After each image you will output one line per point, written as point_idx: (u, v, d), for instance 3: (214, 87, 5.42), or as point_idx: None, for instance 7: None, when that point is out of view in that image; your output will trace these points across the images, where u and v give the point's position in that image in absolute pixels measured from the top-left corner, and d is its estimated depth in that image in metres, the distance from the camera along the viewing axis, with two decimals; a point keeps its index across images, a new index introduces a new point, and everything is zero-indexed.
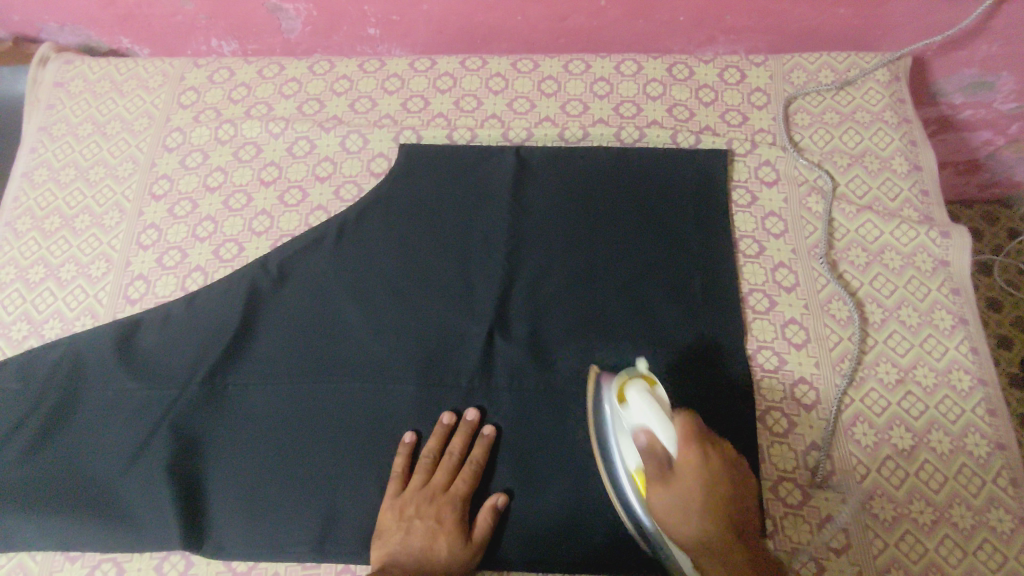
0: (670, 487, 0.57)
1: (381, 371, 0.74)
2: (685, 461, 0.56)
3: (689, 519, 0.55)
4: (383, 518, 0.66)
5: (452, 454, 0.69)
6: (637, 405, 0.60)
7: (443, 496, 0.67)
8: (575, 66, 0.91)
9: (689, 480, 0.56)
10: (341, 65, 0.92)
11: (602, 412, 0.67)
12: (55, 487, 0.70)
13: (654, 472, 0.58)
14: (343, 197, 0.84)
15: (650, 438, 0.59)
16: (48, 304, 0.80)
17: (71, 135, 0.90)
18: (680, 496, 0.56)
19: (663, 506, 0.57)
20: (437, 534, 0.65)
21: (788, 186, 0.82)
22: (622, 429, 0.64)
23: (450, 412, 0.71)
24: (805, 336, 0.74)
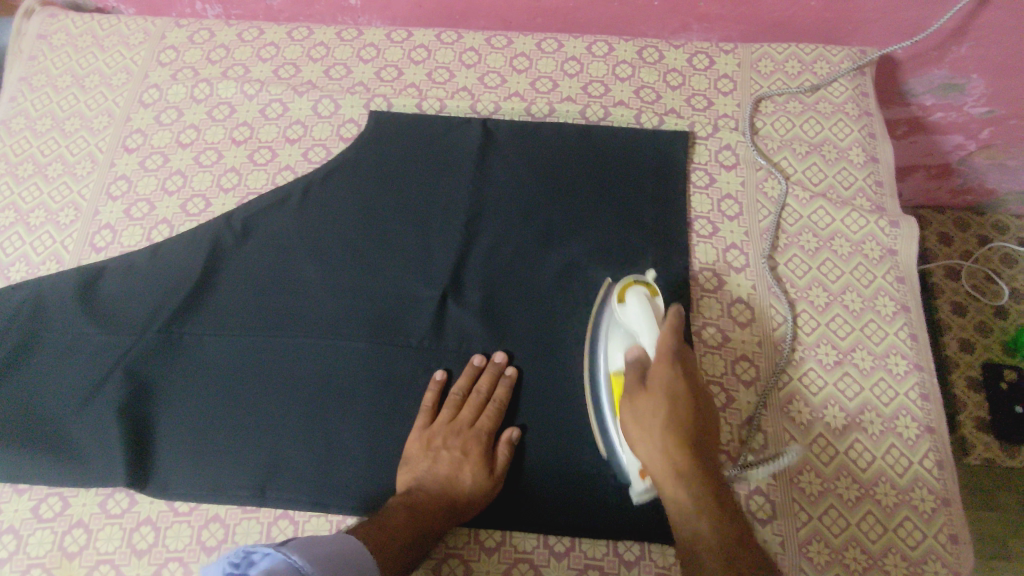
0: (642, 392, 0.60)
1: (333, 329, 0.76)
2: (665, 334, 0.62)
3: (652, 437, 0.58)
4: (410, 449, 0.69)
5: (479, 393, 0.71)
6: (635, 309, 0.66)
7: (468, 431, 0.69)
8: (548, 44, 0.92)
9: (657, 398, 0.58)
10: (319, 32, 0.94)
11: (602, 318, 0.72)
12: (11, 422, 0.72)
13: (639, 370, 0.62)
14: (311, 159, 0.86)
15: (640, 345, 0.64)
16: (16, 248, 0.82)
17: (50, 86, 0.91)
18: (648, 409, 0.59)
19: (635, 416, 0.60)
20: (461, 466, 0.67)
21: (746, 171, 0.84)
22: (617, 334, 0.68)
23: (480, 354, 0.74)
24: (750, 315, 0.76)
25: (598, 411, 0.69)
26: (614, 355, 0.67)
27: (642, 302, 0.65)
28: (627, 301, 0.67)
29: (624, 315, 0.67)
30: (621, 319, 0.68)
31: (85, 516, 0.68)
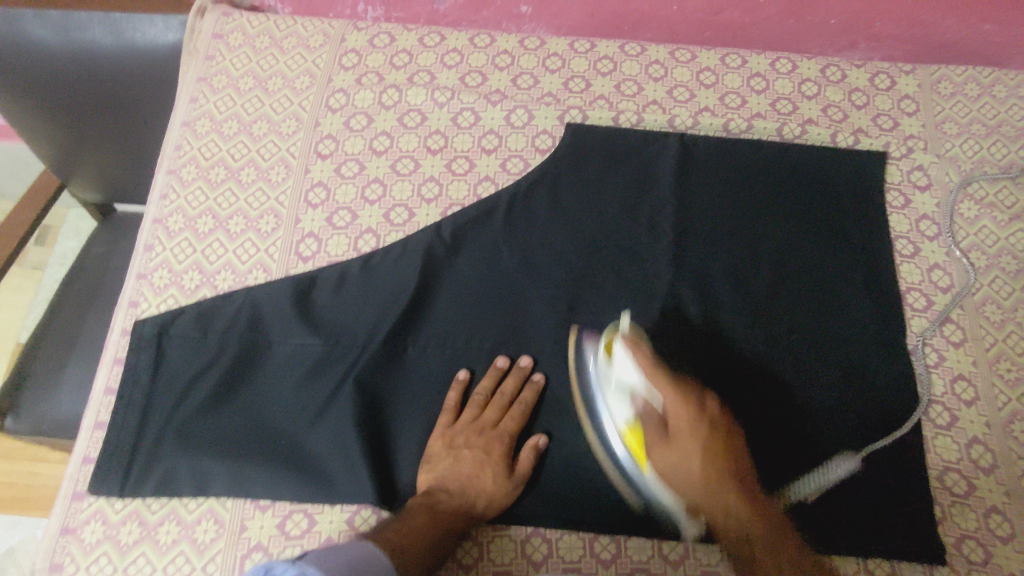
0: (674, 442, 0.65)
1: (571, 354, 0.77)
2: (680, 409, 0.65)
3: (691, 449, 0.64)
4: (433, 444, 0.72)
5: (503, 395, 0.74)
6: (626, 363, 0.67)
7: (491, 431, 0.73)
8: (732, 60, 0.93)
9: (689, 442, 0.65)
10: (502, 40, 0.92)
11: (585, 366, 0.73)
12: (242, 438, 0.71)
13: (656, 435, 0.66)
14: (510, 171, 0.85)
15: (645, 398, 0.67)
16: (219, 256, 0.80)
17: (232, 88, 0.88)
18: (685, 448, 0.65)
19: (664, 462, 0.65)
20: (484, 466, 0.70)
21: (940, 193, 0.86)
22: (606, 387, 0.70)
23: (529, 356, 0.76)
24: (962, 335, 0.78)
25: (597, 430, 0.71)
26: (608, 372, 0.70)
27: (630, 343, 0.68)
28: (615, 357, 0.69)
29: (614, 373, 0.69)
30: (612, 373, 0.69)
31: (335, 533, 0.69)
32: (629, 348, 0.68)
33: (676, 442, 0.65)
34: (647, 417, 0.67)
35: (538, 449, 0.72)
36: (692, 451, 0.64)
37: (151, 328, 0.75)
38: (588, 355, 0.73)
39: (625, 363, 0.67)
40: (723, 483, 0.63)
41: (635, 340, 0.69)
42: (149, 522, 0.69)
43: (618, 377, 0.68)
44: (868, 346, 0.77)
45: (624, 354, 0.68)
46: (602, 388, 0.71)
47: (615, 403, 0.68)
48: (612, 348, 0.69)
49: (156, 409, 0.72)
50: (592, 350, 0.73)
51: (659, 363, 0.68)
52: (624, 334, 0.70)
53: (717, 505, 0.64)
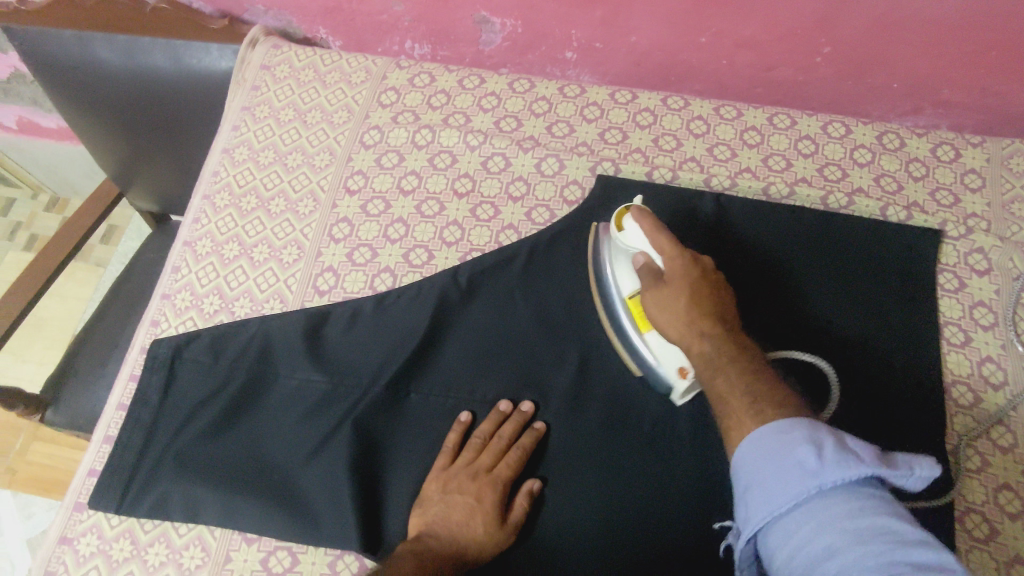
0: (660, 290, 0.64)
1: (575, 416, 0.73)
2: (672, 258, 0.65)
3: (676, 310, 0.62)
4: (428, 489, 0.69)
5: (501, 438, 0.71)
6: (636, 231, 0.68)
7: (486, 476, 0.70)
8: (780, 120, 0.89)
9: (680, 289, 0.63)
10: (541, 86, 0.92)
11: (602, 259, 0.74)
12: (237, 468, 0.72)
13: (648, 281, 0.66)
14: (535, 220, 0.84)
15: (647, 258, 0.67)
16: (240, 283, 0.81)
17: (273, 118, 0.91)
18: (669, 301, 0.63)
19: (658, 308, 0.64)
20: (475, 513, 0.67)
21: (1001, 279, 0.78)
22: (618, 259, 0.71)
23: (529, 402, 0.74)
24: (1013, 441, 0.71)
25: (619, 330, 0.72)
26: (622, 274, 0.71)
27: (638, 213, 0.68)
28: (624, 229, 0.69)
29: (624, 240, 0.70)
30: (620, 243, 0.70)
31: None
32: (632, 220, 0.68)
33: (666, 290, 0.64)
34: (650, 268, 0.66)
35: (532, 495, 0.69)
36: (706, 352, 0.60)
37: (166, 349, 0.77)
38: (603, 239, 0.74)
39: (630, 226, 0.68)
40: (728, 367, 0.57)
41: (647, 211, 0.68)
42: (140, 543, 0.70)
43: (620, 238, 0.70)
44: (908, 442, 0.70)
45: (631, 217, 0.68)
46: (609, 270, 0.73)
47: (621, 274, 0.70)
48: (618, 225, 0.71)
49: (161, 431, 0.74)
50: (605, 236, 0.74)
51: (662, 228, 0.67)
52: (634, 207, 0.69)
53: (722, 387, 0.57)
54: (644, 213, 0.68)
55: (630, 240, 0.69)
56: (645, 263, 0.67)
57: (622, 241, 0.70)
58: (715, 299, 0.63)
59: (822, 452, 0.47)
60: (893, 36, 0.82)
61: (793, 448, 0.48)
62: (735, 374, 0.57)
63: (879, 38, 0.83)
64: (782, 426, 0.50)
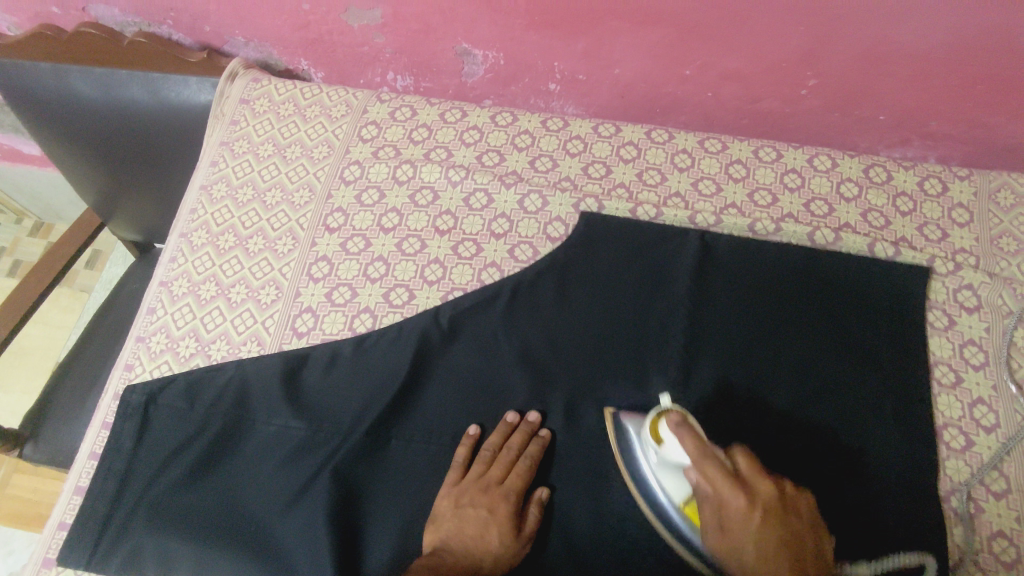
0: (722, 516, 0.58)
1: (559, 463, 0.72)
2: (733, 499, 0.57)
3: (745, 543, 0.57)
4: (439, 504, 0.68)
5: (511, 449, 0.70)
6: (677, 446, 0.61)
7: (497, 488, 0.69)
8: (766, 153, 0.88)
9: (744, 529, 0.57)
10: (524, 120, 0.91)
11: (629, 446, 0.68)
12: (211, 520, 0.69)
13: (709, 517, 0.60)
14: (518, 257, 0.82)
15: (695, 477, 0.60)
16: (217, 324, 0.80)
17: (252, 154, 0.90)
18: (735, 520, 0.57)
19: (724, 552, 0.58)
20: (489, 524, 0.66)
21: (990, 316, 0.77)
22: (660, 466, 0.64)
23: (536, 412, 0.73)
24: (1006, 484, 0.70)
25: (665, 523, 0.65)
26: (670, 478, 0.64)
27: (677, 422, 0.61)
28: (664, 441, 0.63)
29: (665, 454, 0.63)
30: (660, 455, 0.63)
31: None
32: (678, 431, 0.61)
33: (725, 518, 0.58)
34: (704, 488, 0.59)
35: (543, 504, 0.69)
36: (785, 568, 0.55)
37: (139, 396, 0.75)
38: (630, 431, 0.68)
39: (675, 446, 0.62)
40: None
41: (684, 418, 0.62)
42: None
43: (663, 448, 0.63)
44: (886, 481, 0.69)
45: (670, 428, 0.61)
46: (649, 457, 0.65)
47: (669, 483, 0.63)
48: (656, 434, 0.64)
49: (133, 481, 0.72)
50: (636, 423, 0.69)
51: (704, 439, 0.60)
52: (673, 412, 0.63)
53: None
54: (686, 419, 0.62)
55: (675, 445, 0.62)
56: (696, 483, 0.60)
57: (666, 455, 0.63)
58: (783, 526, 0.57)
59: None
60: (879, 68, 0.81)
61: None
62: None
63: (866, 71, 0.82)
64: None
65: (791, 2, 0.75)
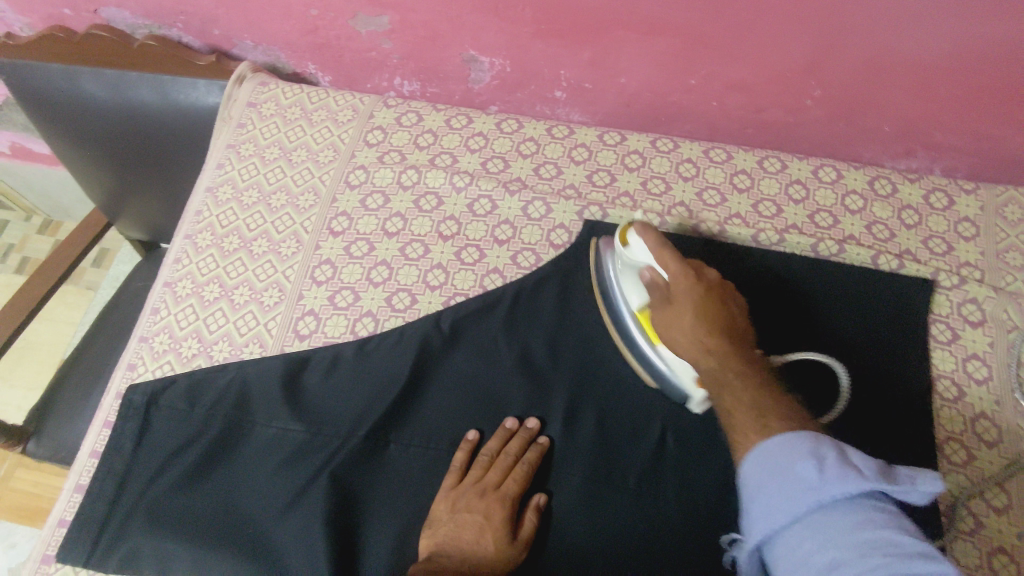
0: (669, 309, 0.66)
1: (557, 471, 0.71)
2: (680, 276, 0.66)
3: (686, 330, 0.64)
4: (436, 509, 0.68)
5: (508, 454, 0.70)
6: (641, 246, 0.69)
7: (494, 494, 0.69)
8: (771, 164, 0.88)
9: (685, 304, 0.65)
10: (530, 127, 0.91)
11: (602, 266, 0.76)
12: (209, 522, 0.70)
13: (657, 299, 0.68)
14: (521, 264, 0.82)
15: (653, 272, 0.68)
16: (219, 326, 0.80)
17: (258, 157, 0.90)
18: (677, 315, 0.65)
19: (666, 325, 0.66)
20: (484, 531, 0.66)
21: (995, 330, 0.77)
22: (625, 272, 0.72)
23: (536, 418, 0.73)
24: (1008, 501, 0.69)
25: (630, 343, 0.73)
26: (630, 289, 0.72)
27: (642, 228, 0.70)
28: (629, 244, 0.71)
29: (629, 256, 0.71)
30: (624, 259, 0.72)
31: None
32: (641, 246, 0.69)
33: (674, 299, 0.66)
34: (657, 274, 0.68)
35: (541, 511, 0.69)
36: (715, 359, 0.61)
37: (141, 396, 0.76)
38: (602, 255, 0.77)
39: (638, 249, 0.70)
40: (738, 382, 0.58)
41: (648, 226, 0.70)
42: None
43: (626, 255, 0.72)
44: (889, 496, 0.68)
45: (636, 236, 0.70)
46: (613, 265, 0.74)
47: (628, 288, 0.72)
48: (624, 238, 0.72)
49: (133, 481, 0.72)
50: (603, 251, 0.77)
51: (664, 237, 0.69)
52: (637, 221, 0.71)
53: (727, 395, 0.58)
54: (651, 227, 0.70)
55: (637, 249, 0.70)
56: (651, 275, 0.69)
57: (629, 256, 0.71)
58: (719, 332, 0.63)
59: (822, 467, 0.47)
60: (885, 80, 0.81)
61: (794, 464, 0.48)
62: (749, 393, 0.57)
63: (871, 83, 0.82)
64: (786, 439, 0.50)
65: (796, 13, 0.75)
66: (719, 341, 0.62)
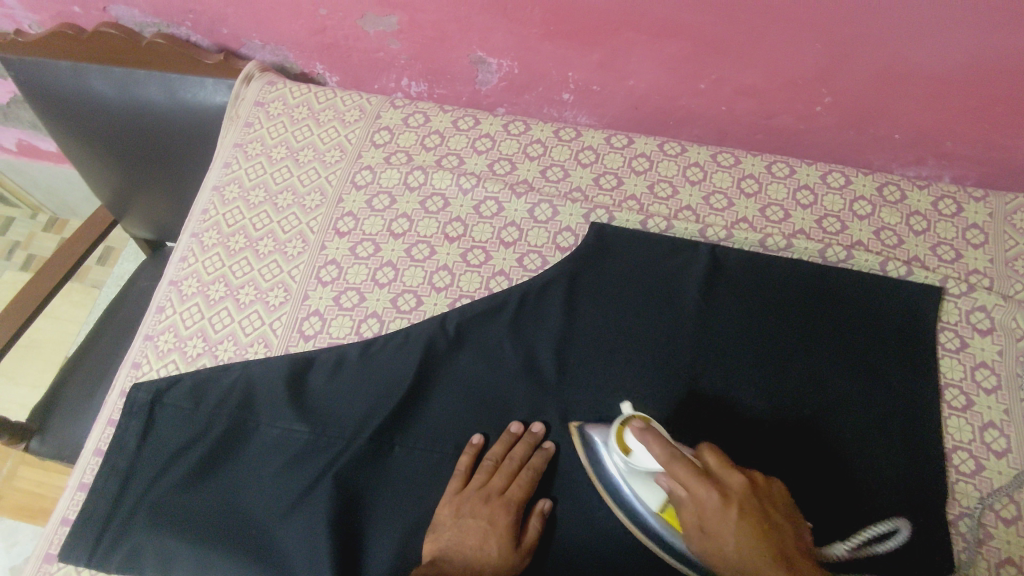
0: (698, 537, 0.56)
1: (562, 475, 0.71)
2: (705, 493, 0.55)
3: (729, 562, 0.54)
4: (440, 513, 0.68)
5: (513, 459, 0.70)
6: (646, 454, 0.61)
7: (499, 499, 0.69)
8: (779, 168, 0.87)
9: (719, 536, 0.54)
10: (537, 129, 0.91)
11: (599, 459, 0.67)
12: (211, 522, 0.69)
13: (682, 526, 0.58)
14: (527, 266, 0.82)
15: (665, 483, 0.59)
16: (224, 325, 0.80)
17: (265, 156, 0.90)
18: (711, 546, 0.55)
19: (703, 549, 0.56)
20: (489, 536, 0.66)
21: (1003, 339, 0.76)
22: (630, 475, 0.63)
23: (540, 423, 0.73)
24: (1016, 511, 0.68)
25: (653, 537, 0.64)
26: (643, 490, 0.63)
27: (640, 431, 0.61)
28: (631, 450, 0.62)
29: (634, 464, 0.62)
30: (629, 466, 0.63)
31: None
32: (642, 443, 0.60)
33: (697, 533, 0.56)
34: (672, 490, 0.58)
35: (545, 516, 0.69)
36: None
37: (145, 394, 0.76)
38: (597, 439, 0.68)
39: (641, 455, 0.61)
40: None
41: (646, 427, 0.61)
42: None
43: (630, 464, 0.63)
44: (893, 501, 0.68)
45: (636, 441, 0.61)
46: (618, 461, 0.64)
47: (645, 492, 0.63)
48: (624, 447, 0.63)
49: (137, 479, 0.72)
50: (602, 430, 0.68)
51: (670, 442, 0.59)
52: (635, 420, 0.62)
53: None
54: (652, 428, 0.61)
55: (645, 459, 0.61)
56: (668, 487, 0.58)
57: (635, 464, 0.62)
58: (771, 541, 0.53)
59: None
60: (894, 86, 0.81)
61: None
62: None
63: (882, 89, 0.81)
64: None
65: (806, 18, 0.75)
66: (774, 565, 0.52)
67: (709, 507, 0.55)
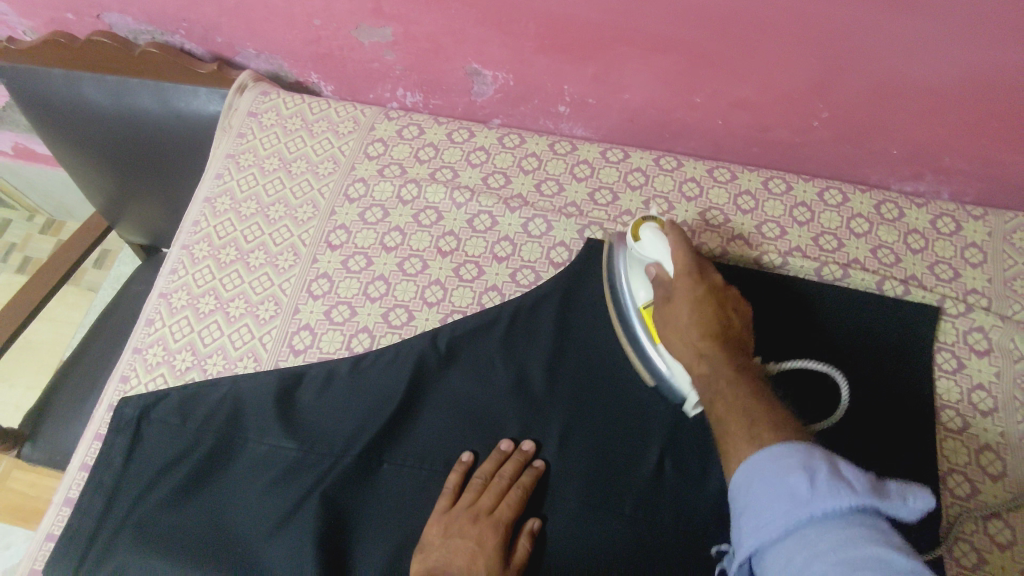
0: (670, 304, 0.68)
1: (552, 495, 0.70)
2: (684, 286, 0.67)
3: (687, 335, 0.65)
4: (429, 533, 0.67)
5: (503, 478, 0.69)
6: (653, 240, 0.71)
7: (487, 518, 0.67)
8: (775, 184, 0.87)
9: (687, 301, 0.66)
10: (532, 142, 0.91)
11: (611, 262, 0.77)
12: (196, 541, 0.69)
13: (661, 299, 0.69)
14: (520, 282, 0.81)
15: (661, 268, 0.70)
16: (214, 338, 0.79)
17: (258, 167, 0.90)
18: (679, 313, 0.66)
19: (670, 323, 0.67)
20: (476, 557, 0.65)
21: (1001, 360, 0.75)
22: (632, 269, 0.73)
23: (530, 440, 0.72)
24: (1012, 537, 0.67)
25: (634, 344, 0.73)
26: (637, 285, 0.72)
27: (660, 227, 0.71)
28: (640, 238, 0.72)
29: (639, 251, 0.72)
30: (634, 254, 0.73)
31: None
32: (658, 237, 0.71)
33: (681, 289, 0.67)
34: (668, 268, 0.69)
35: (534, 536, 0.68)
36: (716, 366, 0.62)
37: (132, 409, 0.75)
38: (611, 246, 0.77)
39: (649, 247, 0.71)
40: (737, 391, 0.58)
41: (666, 226, 0.72)
42: None
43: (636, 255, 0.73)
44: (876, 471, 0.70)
45: (651, 233, 0.71)
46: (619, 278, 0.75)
47: (636, 283, 0.72)
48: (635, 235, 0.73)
49: (123, 495, 0.71)
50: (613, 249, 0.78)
51: (680, 243, 0.70)
52: (653, 219, 0.73)
53: (720, 399, 0.59)
54: (678, 230, 0.72)
55: (652, 243, 0.71)
56: (660, 275, 0.70)
57: (637, 254, 0.72)
58: (721, 338, 0.64)
59: (813, 479, 0.45)
60: (892, 102, 0.80)
61: (784, 477, 0.46)
62: (743, 396, 0.58)
63: (880, 105, 0.80)
64: (781, 452, 0.48)
65: (803, 33, 0.74)
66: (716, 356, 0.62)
67: (693, 293, 0.67)
